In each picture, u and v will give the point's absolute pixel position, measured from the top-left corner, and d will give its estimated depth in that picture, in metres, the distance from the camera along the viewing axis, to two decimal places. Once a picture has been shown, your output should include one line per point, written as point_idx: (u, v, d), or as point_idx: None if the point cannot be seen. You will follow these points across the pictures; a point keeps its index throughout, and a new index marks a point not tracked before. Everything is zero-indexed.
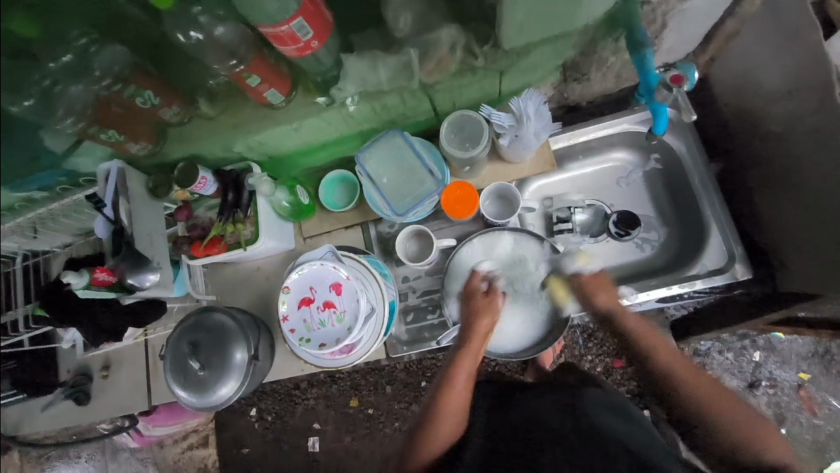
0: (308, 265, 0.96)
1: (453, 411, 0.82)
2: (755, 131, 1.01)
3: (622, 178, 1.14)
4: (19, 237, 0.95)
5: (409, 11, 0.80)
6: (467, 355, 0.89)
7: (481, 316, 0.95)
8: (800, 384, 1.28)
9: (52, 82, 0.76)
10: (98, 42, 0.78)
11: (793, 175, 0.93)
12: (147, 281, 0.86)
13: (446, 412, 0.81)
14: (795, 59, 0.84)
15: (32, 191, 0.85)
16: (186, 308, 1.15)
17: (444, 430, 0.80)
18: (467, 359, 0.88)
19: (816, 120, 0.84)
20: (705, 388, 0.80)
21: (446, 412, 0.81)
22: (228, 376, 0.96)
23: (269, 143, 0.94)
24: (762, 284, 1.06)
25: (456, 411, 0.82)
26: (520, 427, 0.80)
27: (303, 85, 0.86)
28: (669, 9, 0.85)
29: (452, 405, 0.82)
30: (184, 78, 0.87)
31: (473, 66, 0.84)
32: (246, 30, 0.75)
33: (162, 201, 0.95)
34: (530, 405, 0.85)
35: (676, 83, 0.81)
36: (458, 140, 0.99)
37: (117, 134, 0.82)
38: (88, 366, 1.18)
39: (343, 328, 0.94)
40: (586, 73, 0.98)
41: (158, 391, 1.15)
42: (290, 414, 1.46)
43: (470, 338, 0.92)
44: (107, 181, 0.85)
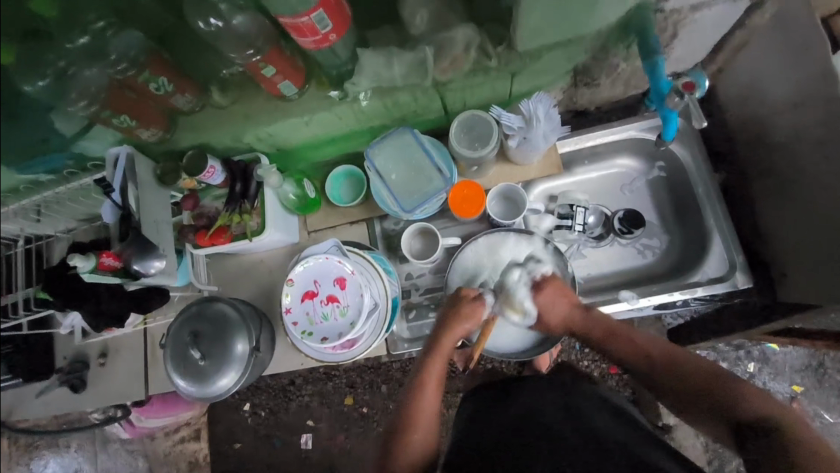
0: (313, 259, 0.97)
1: (422, 425, 0.79)
2: (759, 142, 1.02)
3: (626, 186, 1.15)
4: (23, 220, 0.94)
5: (426, 9, 0.81)
6: (433, 370, 0.84)
7: (457, 324, 0.88)
8: (793, 396, 1.29)
9: (67, 64, 0.76)
10: (115, 26, 0.78)
11: (795, 186, 0.95)
12: (152, 267, 0.85)
13: (415, 427, 0.79)
14: (803, 72, 0.85)
15: (39, 174, 0.87)
16: (187, 298, 1.14)
17: (417, 435, 0.78)
18: (432, 376, 0.83)
19: (820, 132, 0.85)
20: (677, 368, 0.76)
21: (414, 428, 0.78)
22: (228, 367, 0.96)
23: (279, 136, 0.94)
24: (762, 294, 1.07)
25: (426, 425, 0.79)
26: (520, 424, 0.80)
27: (317, 78, 0.87)
28: (680, 19, 0.86)
29: (421, 419, 0.79)
30: (198, 67, 0.87)
31: (487, 67, 0.85)
32: (264, 21, 0.76)
33: (169, 189, 0.95)
34: (530, 398, 0.86)
35: (688, 90, 0.82)
36: (467, 141, 1.00)
37: (129, 119, 0.82)
38: (84, 353, 1.17)
39: (346, 322, 0.95)
40: (596, 79, 0.99)
41: (154, 382, 1.15)
42: (284, 411, 1.45)
43: (438, 350, 0.86)
44: (116, 166, 0.85)
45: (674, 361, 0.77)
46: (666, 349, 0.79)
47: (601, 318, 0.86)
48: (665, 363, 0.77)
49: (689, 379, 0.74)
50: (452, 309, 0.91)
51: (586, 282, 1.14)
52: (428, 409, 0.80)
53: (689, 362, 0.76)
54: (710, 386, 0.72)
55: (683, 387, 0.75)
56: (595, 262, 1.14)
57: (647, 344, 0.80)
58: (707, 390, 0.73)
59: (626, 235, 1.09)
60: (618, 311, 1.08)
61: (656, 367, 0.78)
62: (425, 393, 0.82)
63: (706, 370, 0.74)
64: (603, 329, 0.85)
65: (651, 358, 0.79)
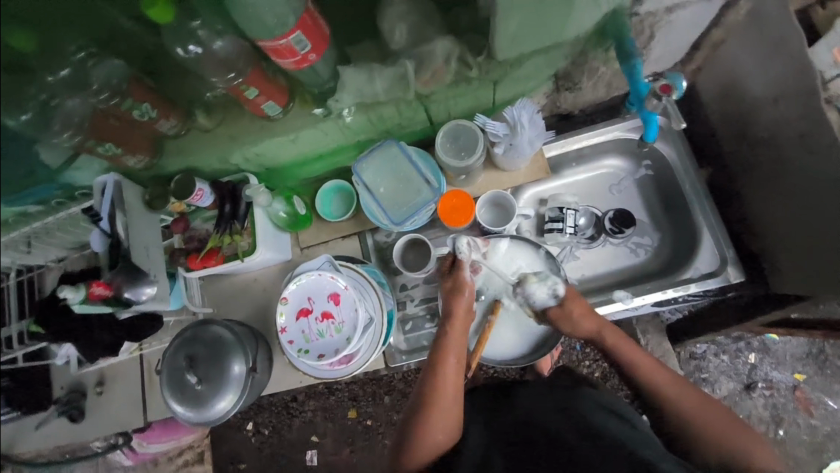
0: (306, 276, 0.96)
1: (448, 390, 0.83)
2: (742, 136, 1.04)
3: (614, 186, 1.16)
4: (13, 252, 0.93)
5: (404, 23, 0.82)
6: (453, 335, 0.90)
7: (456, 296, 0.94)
8: (796, 385, 1.29)
9: (49, 96, 0.76)
10: (96, 56, 0.79)
11: (780, 178, 0.96)
12: (144, 294, 0.85)
13: (437, 410, 0.80)
14: (780, 66, 0.87)
15: (28, 205, 0.86)
16: (182, 322, 1.13)
17: (438, 418, 0.80)
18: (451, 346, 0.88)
19: (800, 125, 0.87)
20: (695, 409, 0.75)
21: (440, 401, 0.81)
22: (226, 390, 0.95)
23: (266, 155, 0.94)
24: (754, 285, 1.07)
25: (448, 397, 0.82)
26: (519, 428, 0.80)
27: (299, 96, 0.87)
28: (657, 20, 0.87)
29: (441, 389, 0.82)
30: (181, 92, 0.88)
31: (468, 77, 0.85)
32: (244, 44, 0.76)
33: (158, 213, 0.95)
34: (530, 405, 0.86)
35: (665, 92, 0.82)
36: (454, 150, 1.01)
37: (114, 147, 0.82)
38: (81, 383, 1.16)
39: (342, 338, 0.94)
40: (578, 83, 1.00)
41: (153, 407, 1.14)
42: (287, 428, 1.44)
43: (452, 323, 0.92)
44: (104, 195, 0.85)
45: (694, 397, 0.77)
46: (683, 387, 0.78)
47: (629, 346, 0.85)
48: (681, 399, 0.77)
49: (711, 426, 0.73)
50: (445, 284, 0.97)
51: (580, 283, 1.14)
52: (450, 385, 0.83)
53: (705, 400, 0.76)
54: (726, 433, 0.72)
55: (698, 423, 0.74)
56: (587, 263, 1.14)
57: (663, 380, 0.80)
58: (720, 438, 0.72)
59: (617, 234, 1.09)
60: (614, 311, 1.09)
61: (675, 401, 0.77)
62: (448, 356, 0.86)
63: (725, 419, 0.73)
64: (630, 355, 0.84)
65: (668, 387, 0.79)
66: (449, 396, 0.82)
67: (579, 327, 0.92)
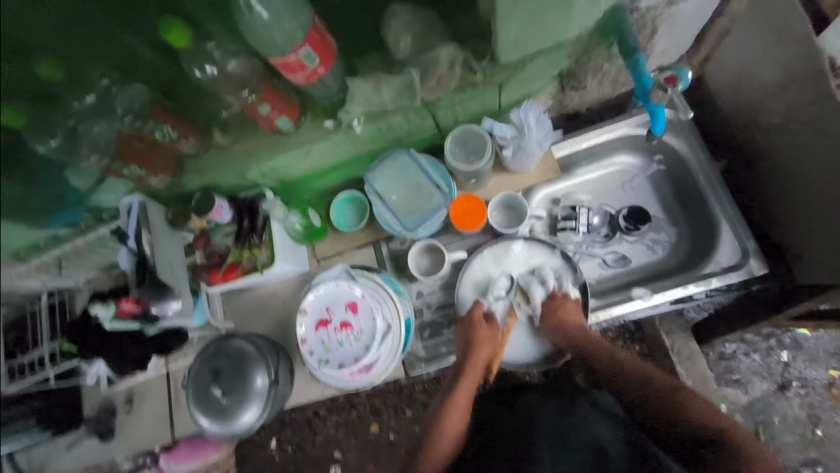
0: (324, 286, 0.99)
1: (452, 429, 0.84)
2: (754, 125, 1.02)
3: (627, 183, 1.16)
4: (45, 274, 1.00)
5: (409, 33, 0.84)
6: (467, 380, 0.93)
7: (478, 349, 0.97)
8: (833, 382, 1.24)
9: (76, 122, 0.82)
10: (119, 82, 0.84)
11: (795, 165, 0.94)
12: (171, 309, 0.88)
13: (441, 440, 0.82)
14: (788, 51, 0.86)
15: (59, 228, 0.95)
16: (206, 337, 1.16)
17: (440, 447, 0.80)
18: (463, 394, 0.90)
19: (812, 109, 0.86)
20: (654, 381, 0.85)
21: (445, 437, 0.82)
22: (249, 403, 0.97)
23: (281, 169, 0.97)
24: (779, 277, 1.05)
25: (451, 441, 0.82)
26: (517, 429, 0.76)
27: (311, 110, 0.90)
28: (658, 14, 0.88)
29: (446, 432, 0.83)
30: (197, 112, 0.91)
31: (473, 82, 0.87)
32: (257, 63, 0.80)
33: (181, 232, 0.98)
34: (530, 401, 0.82)
35: (670, 83, 0.83)
36: (464, 154, 1.03)
37: (138, 169, 0.86)
38: (110, 401, 1.19)
39: (362, 346, 0.96)
40: (583, 82, 1.01)
41: (180, 423, 1.15)
42: (310, 444, 1.44)
43: (467, 372, 0.94)
44: (130, 216, 0.88)
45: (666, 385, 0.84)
46: (643, 368, 0.88)
47: (589, 335, 0.96)
48: (638, 374, 0.87)
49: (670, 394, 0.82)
50: (468, 333, 1.00)
51: (598, 283, 1.13)
52: (456, 421, 0.85)
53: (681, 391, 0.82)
54: (680, 398, 0.81)
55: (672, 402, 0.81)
56: (604, 261, 1.13)
57: (624, 359, 0.90)
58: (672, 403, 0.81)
59: (632, 231, 1.10)
60: (634, 309, 1.06)
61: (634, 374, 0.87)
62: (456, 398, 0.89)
63: (678, 385, 0.83)
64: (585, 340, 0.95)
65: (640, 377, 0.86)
66: (453, 432, 0.83)
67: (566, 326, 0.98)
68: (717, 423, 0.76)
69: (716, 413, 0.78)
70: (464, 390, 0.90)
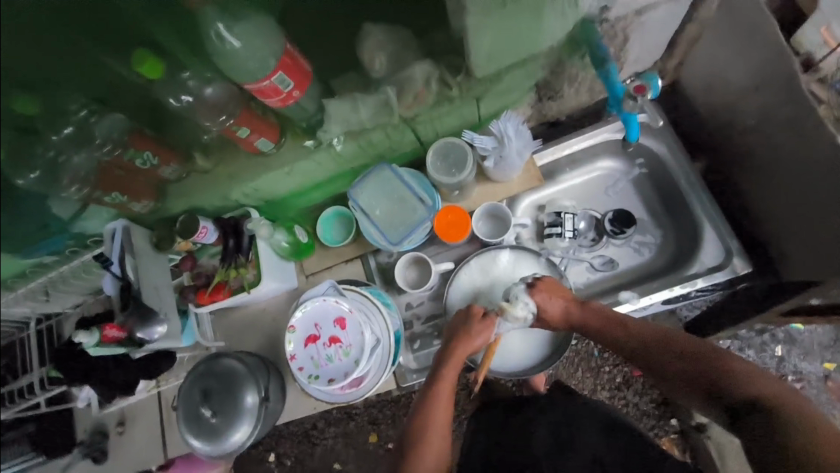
0: (311, 302, 0.98)
1: (435, 423, 0.81)
2: (731, 126, 1.04)
3: (610, 187, 1.16)
4: (31, 302, 0.96)
5: (383, 52, 0.85)
6: (451, 372, 0.87)
7: (468, 340, 0.89)
8: (827, 374, 1.24)
9: (56, 154, 0.81)
10: (97, 112, 0.84)
11: (772, 164, 0.96)
12: (156, 333, 0.87)
13: (426, 436, 0.80)
14: (758, 55, 0.88)
15: (43, 257, 0.90)
16: (196, 357, 1.16)
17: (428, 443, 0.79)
18: (446, 382, 0.85)
19: (784, 110, 0.87)
20: (676, 353, 0.77)
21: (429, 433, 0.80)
22: (240, 422, 0.97)
23: (264, 189, 0.98)
24: (764, 275, 1.05)
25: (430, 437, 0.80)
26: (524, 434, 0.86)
27: (291, 130, 0.91)
28: (628, 23, 0.89)
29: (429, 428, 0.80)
30: (178, 137, 0.92)
31: (450, 97, 0.88)
32: (233, 87, 0.81)
33: (166, 254, 0.99)
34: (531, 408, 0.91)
35: (639, 93, 0.84)
36: (445, 168, 1.03)
37: (120, 196, 0.87)
38: (103, 424, 1.19)
39: (351, 361, 0.95)
40: (559, 90, 1.03)
41: (173, 443, 1.15)
42: (309, 457, 1.44)
43: (450, 359, 0.88)
44: (113, 241, 0.88)
45: (673, 345, 0.79)
46: (670, 336, 0.80)
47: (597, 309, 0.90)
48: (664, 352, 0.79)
49: (696, 366, 0.75)
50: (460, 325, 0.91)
51: (586, 287, 1.14)
52: (437, 412, 0.82)
53: (691, 347, 0.77)
54: (708, 365, 0.74)
55: (690, 368, 0.75)
56: (591, 265, 1.14)
57: (643, 333, 0.82)
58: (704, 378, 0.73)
59: (618, 235, 1.10)
60: (623, 313, 1.07)
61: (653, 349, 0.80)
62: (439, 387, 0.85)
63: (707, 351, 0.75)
64: (597, 319, 0.88)
65: (655, 349, 0.80)
66: (436, 429, 0.81)
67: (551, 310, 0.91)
68: (755, 386, 0.69)
69: (752, 375, 0.71)
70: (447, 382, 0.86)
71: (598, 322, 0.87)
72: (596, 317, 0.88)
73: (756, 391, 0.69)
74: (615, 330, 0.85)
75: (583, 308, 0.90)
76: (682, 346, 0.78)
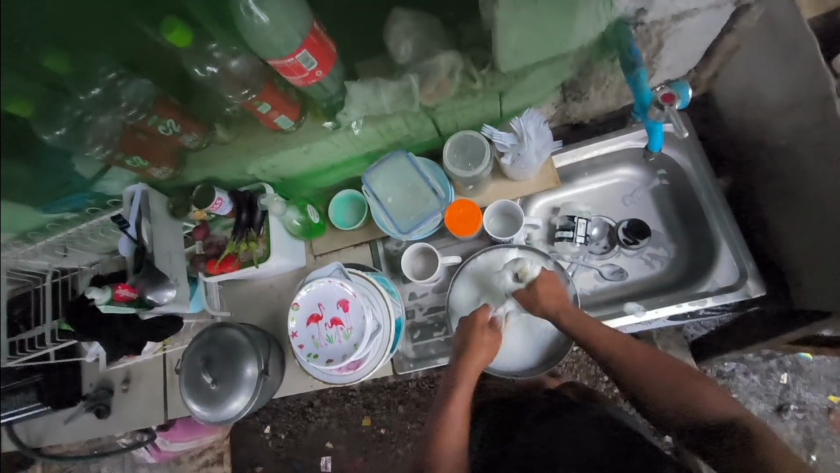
0: (316, 282, 0.99)
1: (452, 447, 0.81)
2: (760, 144, 1.01)
3: (627, 196, 1.14)
4: (50, 256, 1.00)
5: (410, 39, 0.85)
6: (462, 390, 0.86)
7: (474, 353, 0.89)
8: (831, 407, 1.22)
9: (83, 113, 0.83)
10: (125, 76, 0.86)
11: (799, 188, 0.93)
12: (165, 296, 0.90)
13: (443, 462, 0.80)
14: (796, 73, 0.84)
15: (65, 212, 0.93)
16: (202, 325, 1.19)
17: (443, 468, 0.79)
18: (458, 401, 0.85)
19: (817, 132, 0.84)
20: (660, 374, 0.79)
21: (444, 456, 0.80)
22: (238, 391, 0.99)
23: (281, 166, 0.99)
24: (777, 300, 1.03)
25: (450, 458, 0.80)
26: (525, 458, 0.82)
27: (311, 110, 0.91)
28: (664, 29, 0.87)
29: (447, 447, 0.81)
30: (202, 108, 0.93)
31: (472, 89, 0.87)
32: (258, 62, 0.81)
33: (181, 221, 1.01)
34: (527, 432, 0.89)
35: (667, 102, 0.81)
36: (461, 161, 1.02)
37: (141, 160, 0.89)
38: (108, 380, 1.23)
39: (350, 344, 0.96)
40: (585, 92, 1.01)
41: (174, 405, 1.19)
42: (303, 433, 1.47)
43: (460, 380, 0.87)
44: (132, 204, 0.90)
45: (652, 363, 0.80)
46: (656, 356, 0.81)
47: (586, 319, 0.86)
48: (654, 374, 0.79)
49: (682, 392, 0.77)
50: (466, 337, 0.91)
51: (592, 294, 1.13)
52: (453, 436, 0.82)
53: (661, 363, 0.80)
54: (687, 391, 0.77)
55: (664, 389, 0.78)
56: (600, 273, 1.12)
57: (635, 352, 0.81)
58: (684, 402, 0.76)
59: (631, 245, 1.08)
60: (627, 325, 1.06)
61: (643, 371, 0.80)
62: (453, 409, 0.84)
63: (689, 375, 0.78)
64: (588, 329, 0.85)
65: (633, 362, 0.80)
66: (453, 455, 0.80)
67: (545, 308, 0.90)
68: (726, 409, 0.75)
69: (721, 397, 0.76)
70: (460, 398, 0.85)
71: (584, 333, 0.85)
72: (577, 323, 0.86)
73: (721, 415, 0.75)
74: (596, 342, 0.83)
75: (574, 312, 0.87)
76: (655, 366, 0.80)
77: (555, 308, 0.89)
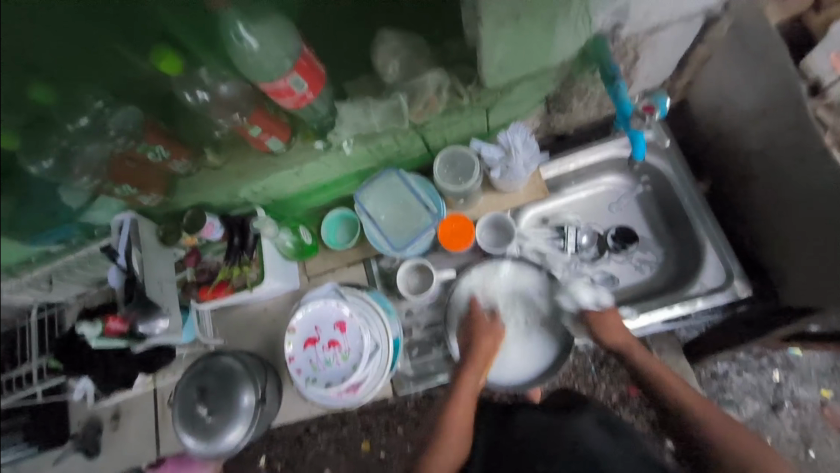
0: (312, 304, 0.99)
1: (462, 422, 0.88)
2: (737, 147, 1.05)
3: (613, 204, 1.17)
4: (35, 289, 0.97)
5: (397, 59, 0.87)
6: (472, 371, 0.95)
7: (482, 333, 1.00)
8: (824, 402, 1.23)
9: (69, 143, 0.84)
10: (113, 105, 0.85)
11: (779, 187, 0.96)
12: (157, 327, 0.88)
13: (454, 432, 0.87)
14: (766, 77, 0.89)
15: (50, 245, 0.94)
16: (194, 354, 1.15)
17: (448, 446, 0.86)
18: (470, 384, 0.93)
19: (790, 135, 0.88)
20: (724, 430, 0.81)
21: (454, 428, 0.88)
22: (235, 421, 0.96)
23: (272, 188, 0.99)
24: (765, 301, 1.06)
25: (465, 423, 0.89)
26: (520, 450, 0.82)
27: (302, 131, 0.92)
28: (639, 43, 0.91)
29: (459, 425, 0.88)
30: (192, 133, 0.94)
31: (460, 105, 0.89)
32: (248, 87, 0.83)
33: (172, 248, 0.99)
34: (527, 415, 0.88)
35: (649, 112, 0.87)
36: (452, 176, 1.04)
37: (130, 187, 0.88)
38: (96, 417, 1.18)
39: (349, 365, 0.96)
40: (568, 104, 1.04)
41: (166, 439, 1.15)
42: (299, 462, 1.42)
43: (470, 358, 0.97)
44: (120, 233, 0.89)
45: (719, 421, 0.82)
46: (723, 417, 0.83)
47: (647, 356, 0.93)
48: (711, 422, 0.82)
49: (738, 446, 0.79)
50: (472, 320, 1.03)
51: None
52: (462, 407, 0.90)
53: (731, 425, 0.81)
54: (746, 452, 0.78)
55: (723, 447, 0.79)
56: (592, 280, 1.13)
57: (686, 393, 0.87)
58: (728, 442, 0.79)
59: (620, 251, 1.14)
60: None
61: (701, 421, 0.83)
62: (464, 386, 0.93)
63: (750, 437, 0.80)
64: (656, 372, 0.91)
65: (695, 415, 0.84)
66: (462, 425, 0.88)
67: (612, 338, 0.97)
68: None
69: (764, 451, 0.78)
70: (475, 373, 0.95)
71: (653, 375, 0.91)
72: (639, 361, 0.93)
73: None
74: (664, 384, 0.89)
75: (645, 354, 0.94)
76: (719, 423, 0.82)
77: (621, 341, 0.97)
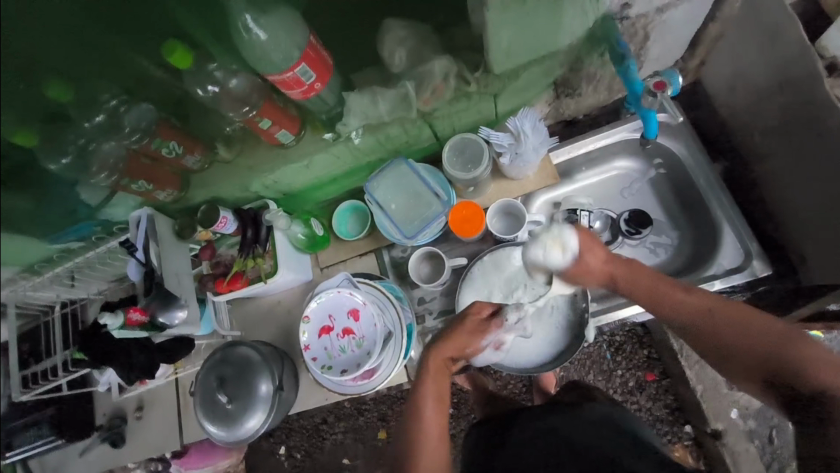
0: (325, 294, 1.00)
1: (432, 439, 0.75)
2: (753, 126, 1.02)
3: (625, 189, 1.16)
4: (59, 286, 1.00)
5: (403, 47, 0.87)
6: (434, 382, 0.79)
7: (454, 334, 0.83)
8: None
9: (87, 141, 0.85)
10: (126, 102, 0.88)
11: (797, 164, 0.94)
12: (177, 318, 0.91)
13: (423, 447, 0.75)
14: (780, 53, 0.87)
15: (71, 241, 0.95)
16: (212, 345, 1.18)
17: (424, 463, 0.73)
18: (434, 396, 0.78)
19: (808, 108, 0.86)
20: (730, 326, 0.69)
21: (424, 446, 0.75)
22: (254, 409, 0.99)
23: (283, 181, 1.00)
24: (784, 279, 1.04)
25: (435, 437, 0.76)
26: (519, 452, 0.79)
27: (311, 123, 0.93)
28: (649, 22, 0.89)
29: (427, 440, 0.75)
30: (204, 129, 0.96)
31: (467, 92, 0.90)
32: (257, 80, 0.84)
33: (187, 243, 1.01)
34: (523, 425, 0.85)
35: (659, 89, 0.84)
36: (461, 163, 1.04)
37: (146, 183, 0.90)
38: (121, 409, 1.22)
39: (363, 352, 0.97)
40: (577, 88, 1.03)
41: (189, 429, 1.18)
42: (318, 451, 1.45)
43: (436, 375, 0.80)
44: (138, 228, 0.91)
45: (731, 323, 0.69)
46: (737, 314, 0.69)
47: (639, 270, 0.76)
48: (721, 323, 0.69)
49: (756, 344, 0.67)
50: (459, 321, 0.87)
51: None
52: (434, 423, 0.77)
53: (744, 321, 0.69)
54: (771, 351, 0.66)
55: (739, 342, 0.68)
56: None
57: (726, 317, 0.69)
58: (792, 371, 0.65)
59: (635, 235, 1.10)
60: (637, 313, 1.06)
61: (716, 332, 0.70)
62: (428, 391, 0.79)
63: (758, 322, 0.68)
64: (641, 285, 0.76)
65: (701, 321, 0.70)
66: (433, 443, 0.75)
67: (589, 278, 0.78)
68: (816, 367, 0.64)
69: None
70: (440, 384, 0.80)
71: (645, 294, 0.75)
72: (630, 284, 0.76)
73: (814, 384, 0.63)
74: (660, 302, 0.74)
75: (630, 271, 0.76)
76: (733, 322, 0.69)
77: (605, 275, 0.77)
